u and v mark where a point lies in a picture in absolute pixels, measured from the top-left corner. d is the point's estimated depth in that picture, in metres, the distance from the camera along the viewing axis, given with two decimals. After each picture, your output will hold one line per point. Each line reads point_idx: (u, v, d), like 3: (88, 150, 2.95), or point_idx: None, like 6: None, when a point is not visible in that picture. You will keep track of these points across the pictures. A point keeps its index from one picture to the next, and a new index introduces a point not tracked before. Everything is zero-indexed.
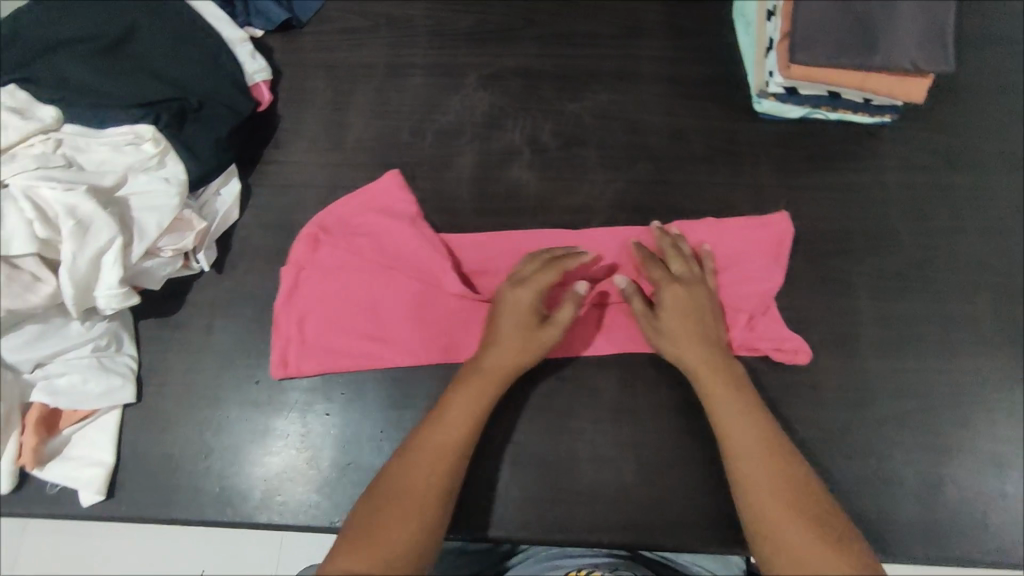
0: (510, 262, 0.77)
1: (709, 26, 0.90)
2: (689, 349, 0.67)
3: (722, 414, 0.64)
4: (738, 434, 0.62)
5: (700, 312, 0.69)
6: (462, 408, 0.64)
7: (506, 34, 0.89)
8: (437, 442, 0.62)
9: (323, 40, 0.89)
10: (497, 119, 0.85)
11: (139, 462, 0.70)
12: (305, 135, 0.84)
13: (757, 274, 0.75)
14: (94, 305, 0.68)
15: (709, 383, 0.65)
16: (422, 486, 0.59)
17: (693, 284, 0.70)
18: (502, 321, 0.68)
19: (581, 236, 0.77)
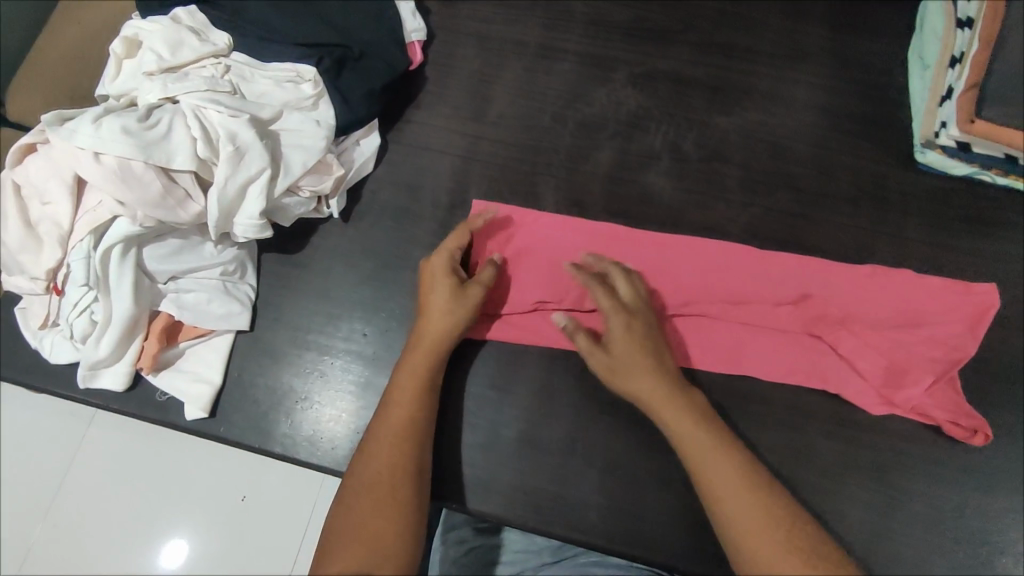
0: (690, 268, 0.75)
1: (880, 62, 0.85)
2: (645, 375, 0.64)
3: (674, 417, 0.63)
4: (691, 438, 0.61)
5: (654, 344, 0.66)
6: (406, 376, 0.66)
7: (664, 35, 0.86)
8: (396, 414, 0.64)
9: (480, 10, 0.88)
10: (642, 120, 0.82)
11: (243, 389, 0.72)
12: (448, 101, 0.84)
13: (949, 339, 0.70)
14: (230, 230, 0.70)
15: (665, 401, 0.63)
16: (392, 457, 0.61)
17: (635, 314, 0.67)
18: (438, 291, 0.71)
19: (764, 257, 0.75)
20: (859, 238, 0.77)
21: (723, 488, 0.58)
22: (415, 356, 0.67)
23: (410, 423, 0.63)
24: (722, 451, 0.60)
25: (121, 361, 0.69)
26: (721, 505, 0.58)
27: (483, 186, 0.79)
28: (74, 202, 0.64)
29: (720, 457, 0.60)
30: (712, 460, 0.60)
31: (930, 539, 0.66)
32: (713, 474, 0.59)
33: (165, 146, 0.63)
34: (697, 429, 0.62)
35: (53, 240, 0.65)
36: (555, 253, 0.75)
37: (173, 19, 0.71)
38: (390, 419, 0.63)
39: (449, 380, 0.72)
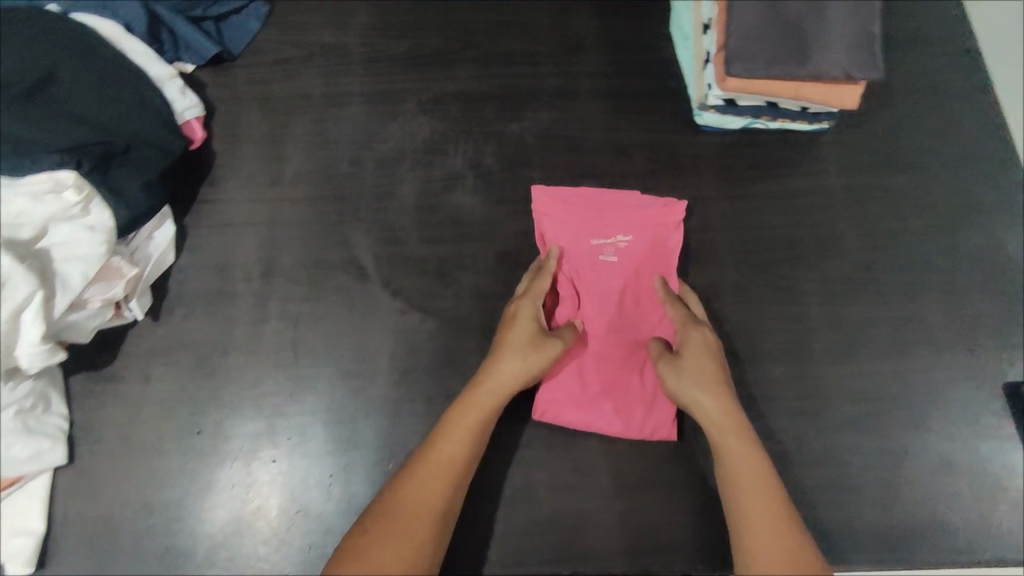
0: (615, 329, 0.76)
1: (644, 39, 0.90)
2: (705, 398, 0.65)
3: (717, 430, 0.64)
4: (739, 457, 0.62)
5: (717, 387, 0.66)
6: (483, 407, 0.66)
7: (444, 58, 0.88)
8: (450, 444, 0.63)
9: (257, 73, 0.87)
10: (438, 145, 0.83)
11: (75, 528, 0.67)
12: (241, 170, 0.82)
13: (626, 420, 0.73)
14: (15, 364, 0.64)
15: (727, 431, 0.64)
16: (436, 494, 0.61)
17: (699, 352, 0.68)
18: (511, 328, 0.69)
19: (626, 299, 0.76)
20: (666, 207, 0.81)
21: (754, 509, 0.59)
22: (477, 396, 0.66)
23: (470, 449, 0.64)
24: (757, 468, 0.62)
25: None
26: (756, 540, 0.57)
27: (295, 248, 0.78)
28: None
29: (757, 472, 0.61)
30: (744, 476, 0.61)
31: (779, 473, 0.70)
32: (746, 491, 0.60)
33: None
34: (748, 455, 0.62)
35: None
36: (597, 240, 0.77)
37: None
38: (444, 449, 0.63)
39: (294, 454, 0.70)
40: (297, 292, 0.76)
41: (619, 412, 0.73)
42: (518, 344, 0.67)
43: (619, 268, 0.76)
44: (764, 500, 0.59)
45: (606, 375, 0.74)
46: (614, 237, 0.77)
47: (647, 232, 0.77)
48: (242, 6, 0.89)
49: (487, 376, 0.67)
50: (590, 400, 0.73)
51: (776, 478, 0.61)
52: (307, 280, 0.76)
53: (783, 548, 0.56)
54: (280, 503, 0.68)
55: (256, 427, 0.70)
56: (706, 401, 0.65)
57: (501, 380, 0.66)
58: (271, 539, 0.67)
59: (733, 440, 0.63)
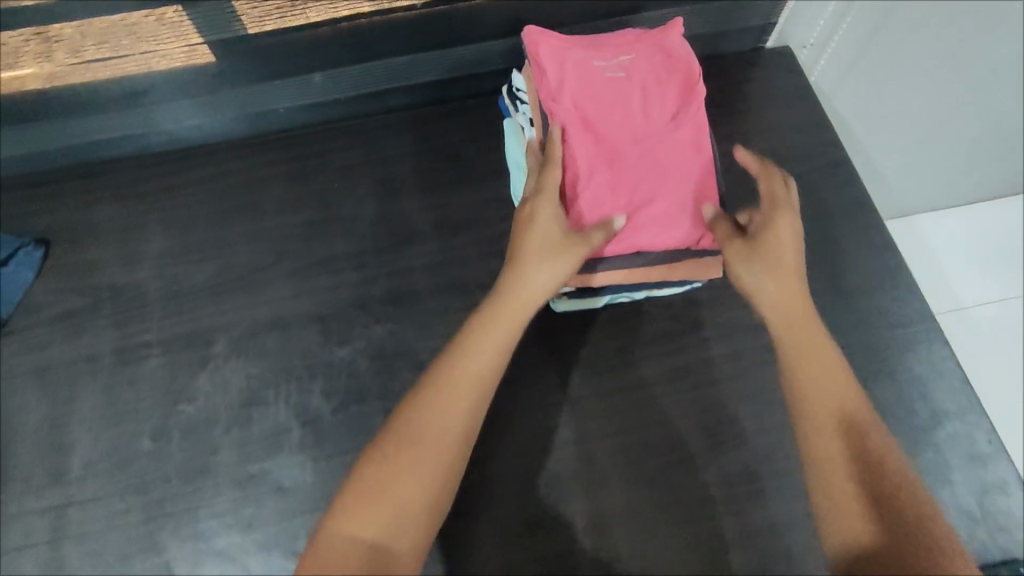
0: (665, 152, 0.64)
1: (482, 213, 0.79)
2: (783, 287, 0.54)
3: (819, 405, 0.49)
4: (827, 410, 0.49)
5: (785, 270, 0.54)
6: (486, 373, 0.51)
7: (256, 277, 0.76)
8: (427, 424, 0.49)
9: (33, 337, 0.73)
10: (256, 393, 0.70)
11: None
12: (15, 473, 0.67)
13: (656, 172, 0.64)
14: None
15: (818, 367, 0.51)
16: (425, 491, 0.47)
17: (775, 211, 0.56)
18: (528, 243, 0.57)
19: (662, 130, 0.65)
20: (531, 420, 0.68)
21: (828, 449, 0.48)
22: (461, 355, 0.51)
23: (457, 430, 0.49)
24: (858, 415, 0.49)
25: None
26: (858, 546, 0.44)
27: (86, 567, 0.63)
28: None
29: (853, 430, 0.48)
30: (823, 407, 0.49)
31: None
32: (824, 422, 0.49)
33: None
34: (825, 381, 0.50)
35: None
36: (657, 100, 0.66)
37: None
38: (410, 463, 0.47)
39: None
40: None
41: (673, 191, 0.63)
42: (539, 247, 0.57)
43: (669, 111, 0.66)
44: (843, 428, 0.48)
45: (640, 157, 0.64)
46: (616, 61, 0.68)
47: (652, 68, 0.68)
48: (3, 258, 0.75)
49: (496, 307, 0.55)
50: (619, 186, 0.63)
51: (863, 407, 0.50)
52: None
53: (925, 555, 0.41)
54: None
55: None
56: (771, 287, 0.54)
57: (521, 297, 0.55)
58: None
59: (826, 389, 0.50)
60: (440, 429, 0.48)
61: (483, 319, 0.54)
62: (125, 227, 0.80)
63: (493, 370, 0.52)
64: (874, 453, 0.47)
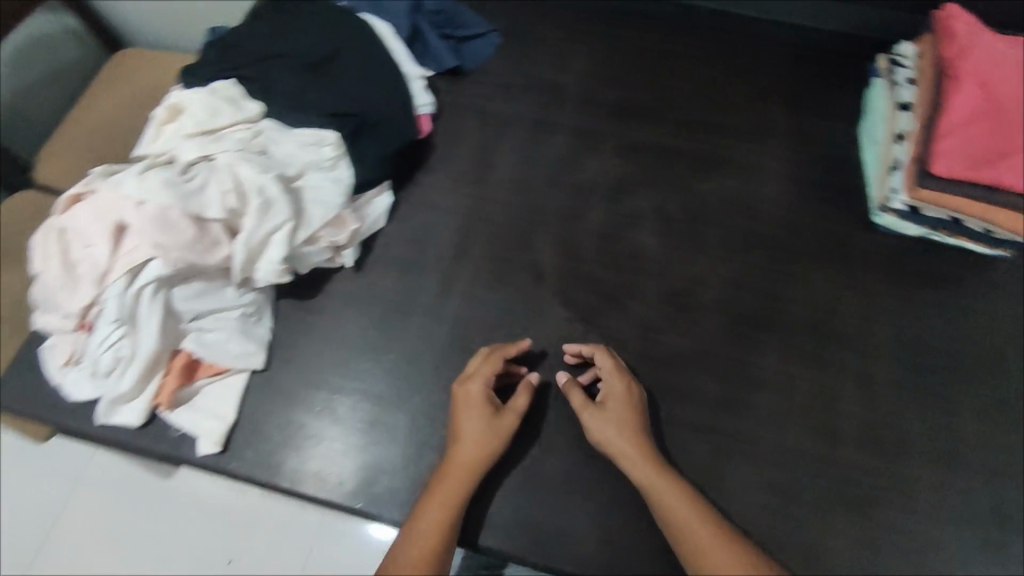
0: None
1: (832, 137, 0.97)
2: (664, 486, 0.68)
3: (705, 545, 0.64)
4: (715, 552, 0.64)
5: (636, 421, 0.73)
6: (443, 497, 0.67)
7: (647, 114, 0.99)
8: (425, 530, 0.65)
9: (481, 90, 1.00)
10: (627, 188, 0.94)
11: (254, 427, 0.76)
12: (452, 167, 0.93)
13: None
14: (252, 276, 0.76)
15: (687, 513, 0.66)
16: (429, 548, 0.64)
17: (620, 402, 0.73)
18: (464, 418, 0.72)
19: None
20: (830, 287, 0.86)
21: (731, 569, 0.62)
22: (448, 483, 0.68)
23: (442, 539, 0.65)
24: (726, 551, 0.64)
25: (139, 397, 0.73)
26: None
27: (487, 241, 0.88)
28: (63, 213, 0.72)
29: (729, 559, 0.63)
30: (691, 527, 0.66)
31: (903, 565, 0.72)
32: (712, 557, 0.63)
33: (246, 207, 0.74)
34: (669, 489, 0.68)
35: (91, 279, 0.70)
36: None
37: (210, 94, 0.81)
38: (423, 547, 0.64)
39: (451, 419, 0.76)
40: (480, 279, 0.85)
41: None
42: (475, 431, 0.71)
43: None
44: (712, 534, 0.65)
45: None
46: None
47: None
48: (480, 34, 1.03)
49: (450, 461, 0.70)
50: (989, 142, 0.76)
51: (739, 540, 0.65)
52: (492, 270, 0.86)
53: None
54: (431, 456, 0.74)
55: (424, 383, 0.78)
56: (613, 436, 0.71)
57: (467, 459, 0.69)
58: (415, 486, 0.73)
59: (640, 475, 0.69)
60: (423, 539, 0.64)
61: (437, 495, 0.67)
62: (560, 44, 1.04)
63: (463, 493, 0.68)
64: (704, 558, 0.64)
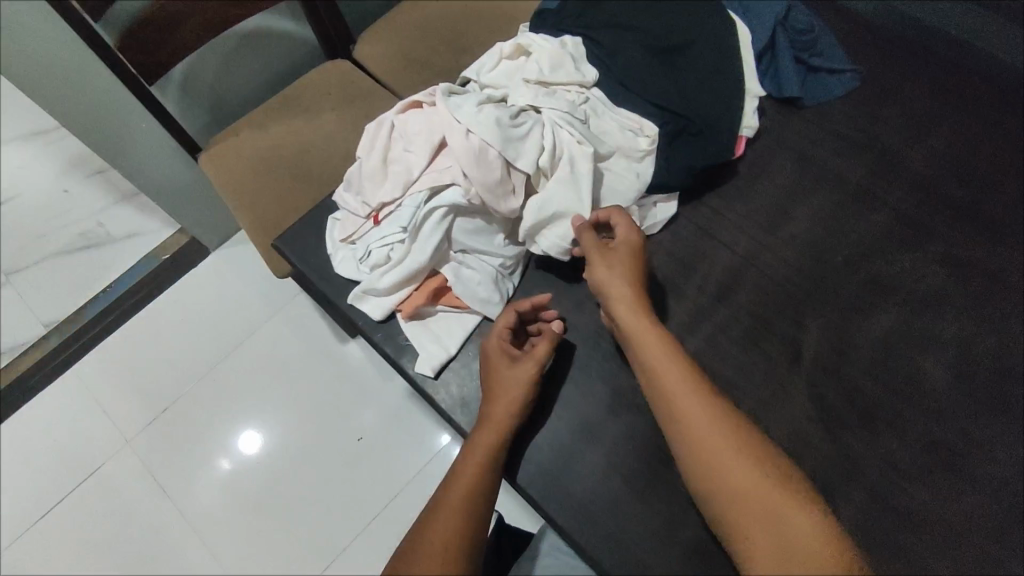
0: None
1: None
2: (690, 398, 0.63)
3: (731, 464, 0.59)
4: (743, 478, 0.58)
5: (641, 295, 0.70)
6: (484, 454, 0.68)
7: (997, 230, 0.82)
8: (458, 492, 0.64)
9: (812, 132, 0.89)
10: (935, 302, 0.79)
11: (466, 368, 0.78)
12: (748, 201, 0.86)
13: None
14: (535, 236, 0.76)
15: (690, 402, 0.62)
16: (466, 504, 0.63)
17: (607, 254, 0.71)
18: (490, 374, 0.72)
19: None
20: None
21: (761, 511, 0.56)
22: (475, 442, 0.69)
23: (470, 493, 0.64)
24: (757, 478, 0.58)
25: (390, 298, 0.78)
26: None
27: (753, 293, 0.80)
28: (399, 114, 0.78)
29: (750, 475, 0.58)
30: (727, 452, 0.59)
31: None
32: (743, 490, 0.58)
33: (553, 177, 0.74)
34: (703, 408, 0.62)
35: (400, 181, 0.75)
36: None
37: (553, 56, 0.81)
38: (450, 505, 0.63)
39: (647, 454, 0.73)
40: (732, 330, 0.78)
41: None
42: (501, 382, 0.71)
43: None
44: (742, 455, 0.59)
45: None
46: None
47: None
48: (836, 70, 0.92)
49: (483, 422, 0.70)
50: None
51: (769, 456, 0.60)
52: (746, 326, 0.78)
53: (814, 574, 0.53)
54: (614, 480, 0.72)
55: (633, 408, 0.76)
56: (658, 339, 0.67)
57: (496, 416, 0.70)
58: (590, 503, 0.72)
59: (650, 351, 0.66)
60: (447, 498, 0.64)
61: (468, 447, 0.68)
62: (922, 113, 0.90)
63: (494, 444, 0.69)
64: (708, 467, 0.59)
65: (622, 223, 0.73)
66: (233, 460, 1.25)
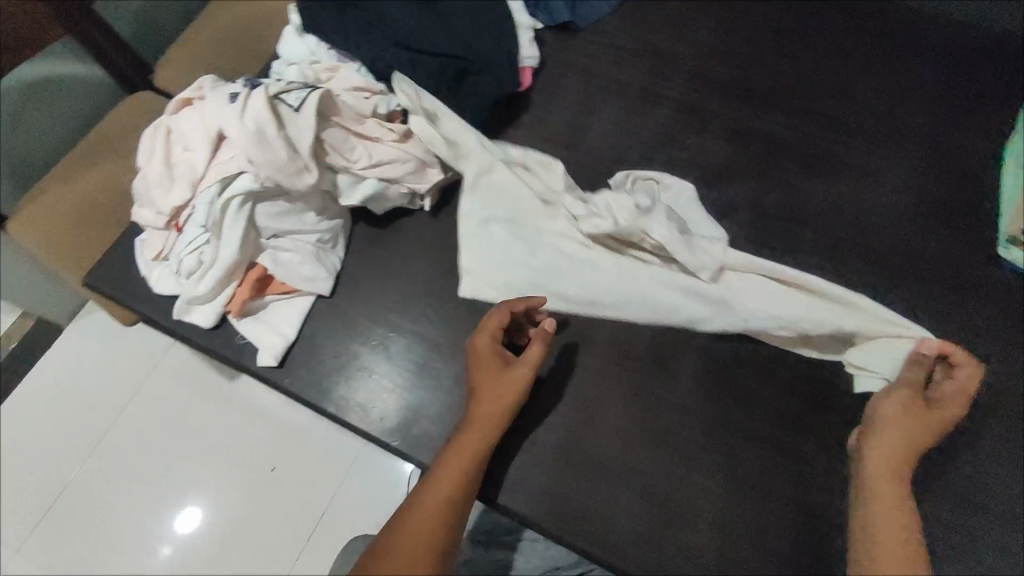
0: None
1: (977, 155, 0.85)
2: (881, 470, 0.64)
3: (875, 493, 0.63)
4: (887, 509, 0.62)
5: (926, 419, 0.64)
6: (458, 468, 0.65)
7: (766, 97, 0.89)
8: (425, 509, 0.62)
9: (591, 48, 0.94)
10: (726, 172, 0.86)
11: (310, 349, 0.78)
12: (547, 127, 0.90)
13: None
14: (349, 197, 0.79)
15: (877, 467, 0.64)
16: (436, 521, 0.61)
17: (909, 400, 0.65)
18: (475, 379, 0.70)
19: None
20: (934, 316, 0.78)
21: (875, 524, 0.61)
22: (450, 454, 0.66)
23: (445, 511, 0.62)
24: (892, 502, 0.62)
25: (213, 302, 0.76)
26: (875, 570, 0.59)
27: None
28: (174, 115, 0.76)
29: (897, 514, 0.61)
30: (883, 492, 0.63)
31: None
32: (880, 524, 0.61)
33: (341, 145, 0.76)
34: (888, 475, 0.63)
35: (186, 181, 0.73)
36: None
37: (319, 45, 0.85)
38: (417, 523, 0.61)
39: None
40: None
41: None
42: (485, 387, 0.69)
43: None
44: (883, 483, 0.63)
45: None
46: None
47: None
48: None
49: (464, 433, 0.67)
50: None
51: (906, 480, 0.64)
52: None
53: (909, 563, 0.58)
54: None
55: None
56: (892, 433, 0.65)
57: (472, 423, 0.68)
58: None
59: (887, 445, 0.64)
60: (416, 514, 0.62)
61: (444, 461, 0.66)
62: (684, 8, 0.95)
63: (475, 461, 0.66)
64: (872, 518, 0.62)
65: (970, 375, 0.65)
66: (173, 544, 1.08)
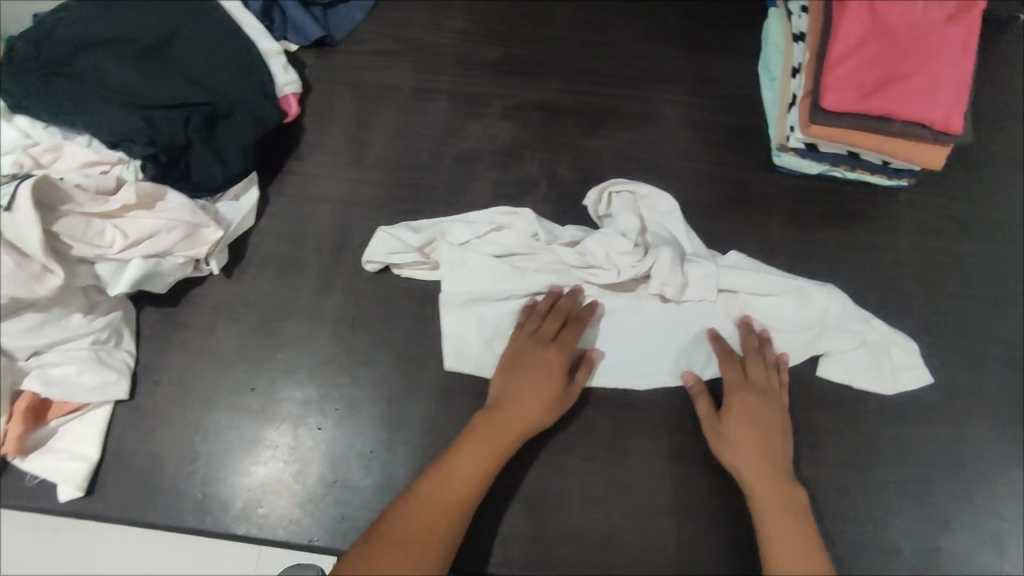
0: (926, 83, 0.72)
1: (732, 76, 0.90)
2: (744, 459, 0.66)
3: (761, 491, 0.65)
4: (770, 503, 0.64)
5: (757, 404, 0.69)
6: (454, 479, 0.63)
7: (534, 68, 0.90)
8: (416, 524, 0.60)
9: (353, 59, 0.90)
10: (517, 150, 0.85)
11: (123, 462, 0.70)
12: (327, 151, 0.85)
13: (921, 102, 0.72)
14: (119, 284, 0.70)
15: (754, 464, 0.66)
16: (429, 531, 0.60)
17: (744, 390, 0.70)
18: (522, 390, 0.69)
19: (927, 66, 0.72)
20: (735, 235, 0.82)
21: (776, 524, 0.63)
22: (446, 464, 0.64)
23: (443, 518, 0.61)
24: (782, 497, 0.65)
25: None
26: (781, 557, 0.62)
27: (368, 227, 0.81)
28: None
29: (781, 510, 0.64)
30: (765, 487, 0.65)
31: None
32: (772, 520, 0.64)
33: (84, 233, 0.67)
34: (756, 466, 0.66)
35: None
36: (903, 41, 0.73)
37: (31, 126, 0.73)
38: (406, 535, 0.60)
39: (340, 425, 0.72)
40: (362, 271, 0.78)
41: (936, 104, 0.72)
42: (522, 403, 0.68)
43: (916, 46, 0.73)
44: (764, 473, 0.66)
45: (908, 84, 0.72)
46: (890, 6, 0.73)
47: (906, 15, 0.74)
48: None
49: (486, 432, 0.66)
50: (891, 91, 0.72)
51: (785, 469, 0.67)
52: None
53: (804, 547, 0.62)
54: (319, 471, 0.70)
55: (307, 395, 0.73)
56: (738, 428, 0.68)
57: (508, 436, 0.66)
58: (306, 505, 0.69)
59: (735, 440, 0.67)
60: (409, 528, 0.60)
61: (435, 470, 0.64)
62: None
63: (489, 470, 0.64)
64: (764, 513, 0.64)
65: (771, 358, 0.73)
66: None
